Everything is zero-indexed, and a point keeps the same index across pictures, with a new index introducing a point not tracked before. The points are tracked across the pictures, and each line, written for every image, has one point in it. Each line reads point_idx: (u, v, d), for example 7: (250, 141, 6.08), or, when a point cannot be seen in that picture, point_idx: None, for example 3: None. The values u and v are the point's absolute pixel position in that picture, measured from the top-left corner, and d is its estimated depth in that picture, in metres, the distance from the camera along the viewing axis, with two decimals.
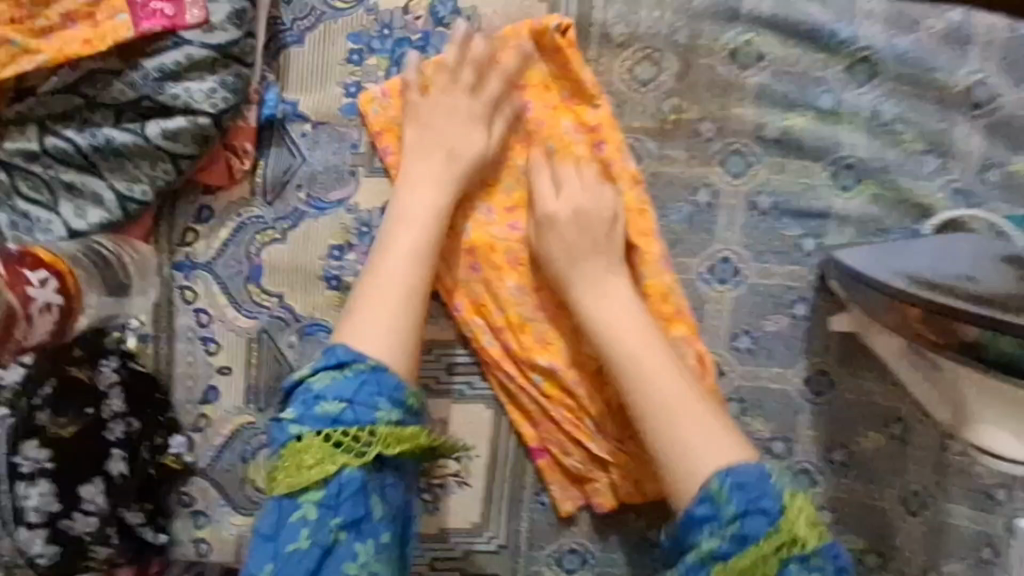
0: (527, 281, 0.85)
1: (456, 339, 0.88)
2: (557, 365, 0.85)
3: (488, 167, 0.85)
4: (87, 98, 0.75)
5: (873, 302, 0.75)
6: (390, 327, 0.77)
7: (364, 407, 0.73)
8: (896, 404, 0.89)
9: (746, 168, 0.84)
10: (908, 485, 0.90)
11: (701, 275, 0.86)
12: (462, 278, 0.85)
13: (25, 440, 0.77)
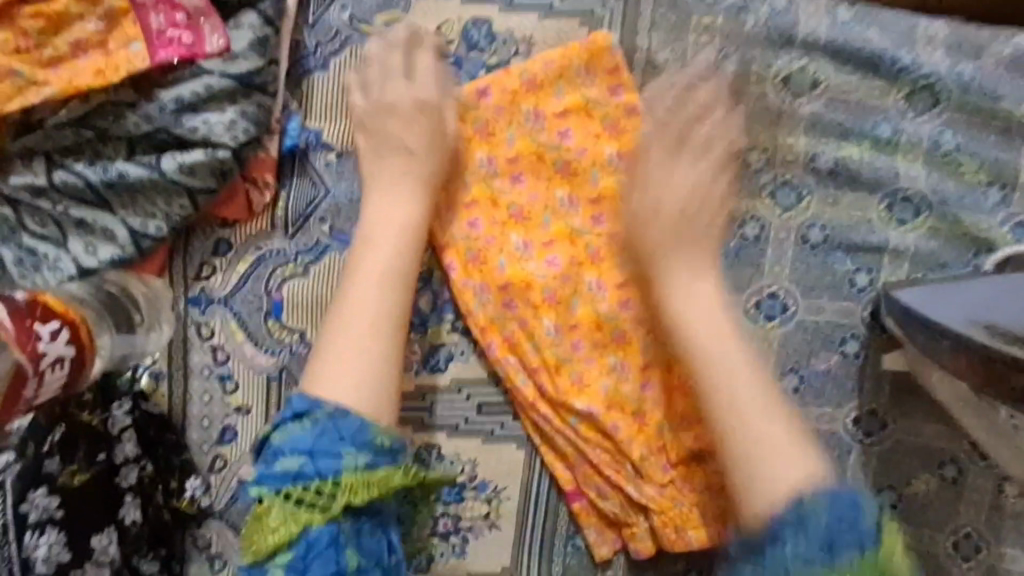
0: (564, 319, 0.82)
1: (487, 378, 0.83)
2: (595, 407, 0.81)
3: (527, 200, 0.82)
4: (99, 132, 0.71)
5: (944, 349, 0.69)
6: (361, 361, 0.70)
7: (323, 456, 0.65)
8: (950, 446, 0.84)
9: (797, 200, 0.79)
10: (961, 529, 0.86)
11: (747, 311, 0.81)
12: (495, 317, 0.81)
13: (34, 488, 0.73)
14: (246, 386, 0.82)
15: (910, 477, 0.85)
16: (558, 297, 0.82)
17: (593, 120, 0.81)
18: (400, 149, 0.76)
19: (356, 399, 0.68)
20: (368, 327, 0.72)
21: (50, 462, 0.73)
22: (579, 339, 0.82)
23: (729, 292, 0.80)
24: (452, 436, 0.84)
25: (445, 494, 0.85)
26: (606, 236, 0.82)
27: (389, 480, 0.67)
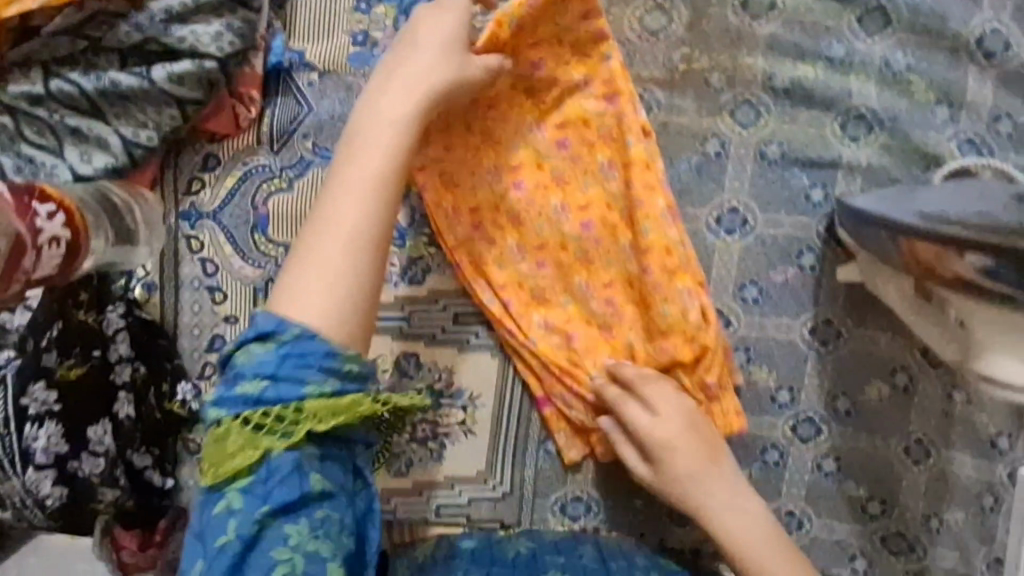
0: (526, 240, 0.85)
1: (456, 290, 0.88)
2: (553, 321, 0.86)
3: (493, 125, 0.83)
4: (93, 42, 0.75)
5: (879, 242, 0.72)
6: (337, 284, 0.59)
7: (291, 383, 0.56)
8: (901, 354, 0.89)
9: (755, 118, 0.84)
10: (910, 434, 0.92)
11: (708, 225, 0.86)
12: (463, 236, 0.86)
13: (33, 382, 0.78)
14: (235, 299, 0.87)
15: (862, 385, 0.90)
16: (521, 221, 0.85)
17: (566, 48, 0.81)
18: (403, 60, 0.66)
19: (330, 324, 0.58)
20: (342, 245, 0.60)
21: (48, 357, 0.78)
22: (544, 258, 0.85)
23: (690, 207, 0.85)
24: (430, 345, 0.89)
25: (423, 401, 0.91)
26: (570, 160, 0.84)
27: (364, 403, 0.58)
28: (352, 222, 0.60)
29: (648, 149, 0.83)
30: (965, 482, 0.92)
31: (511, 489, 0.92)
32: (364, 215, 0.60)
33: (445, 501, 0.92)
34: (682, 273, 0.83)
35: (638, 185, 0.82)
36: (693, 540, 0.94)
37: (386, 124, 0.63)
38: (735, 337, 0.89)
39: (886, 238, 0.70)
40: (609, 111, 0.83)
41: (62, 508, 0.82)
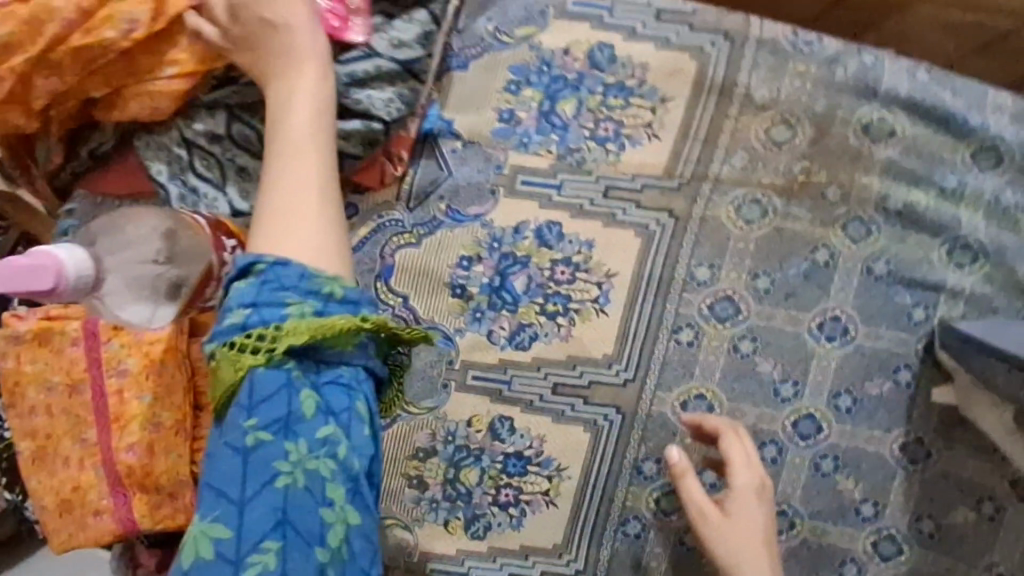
0: (133, 433, 0.76)
1: (151, 486, 0.76)
2: (106, 477, 0.77)
3: (65, 438, 0.77)
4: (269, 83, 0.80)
5: None
6: (310, 231, 0.72)
7: (270, 306, 0.65)
8: (989, 482, 0.89)
9: (866, 234, 0.88)
10: (994, 566, 0.89)
11: (811, 329, 0.89)
12: (128, 444, 0.76)
13: (128, 423, 0.76)
14: (132, 354, 0.77)
15: (950, 507, 0.90)
16: (117, 418, 0.76)
17: (88, 465, 0.77)
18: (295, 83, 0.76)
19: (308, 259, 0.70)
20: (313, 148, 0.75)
21: (126, 361, 0.77)
22: (130, 446, 0.76)
23: (794, 310, 0.89)
24: (526, 411, 0.91)
25: (510, 465, 0.91)
26: (61, 432, 0.77)
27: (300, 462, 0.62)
28: (299, 99, 0.76)
29: (74, 383, 0.77)
30: None
31: (584, 566, 0.92)
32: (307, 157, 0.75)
33: (518, 572, 0.91)
34: (82, 444, 0.77)
35: (74, 406, 0.77)
36: None
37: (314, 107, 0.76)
38: (826, 444, 0.90)
39: None
40: (74, 408, 0.77)
41: None
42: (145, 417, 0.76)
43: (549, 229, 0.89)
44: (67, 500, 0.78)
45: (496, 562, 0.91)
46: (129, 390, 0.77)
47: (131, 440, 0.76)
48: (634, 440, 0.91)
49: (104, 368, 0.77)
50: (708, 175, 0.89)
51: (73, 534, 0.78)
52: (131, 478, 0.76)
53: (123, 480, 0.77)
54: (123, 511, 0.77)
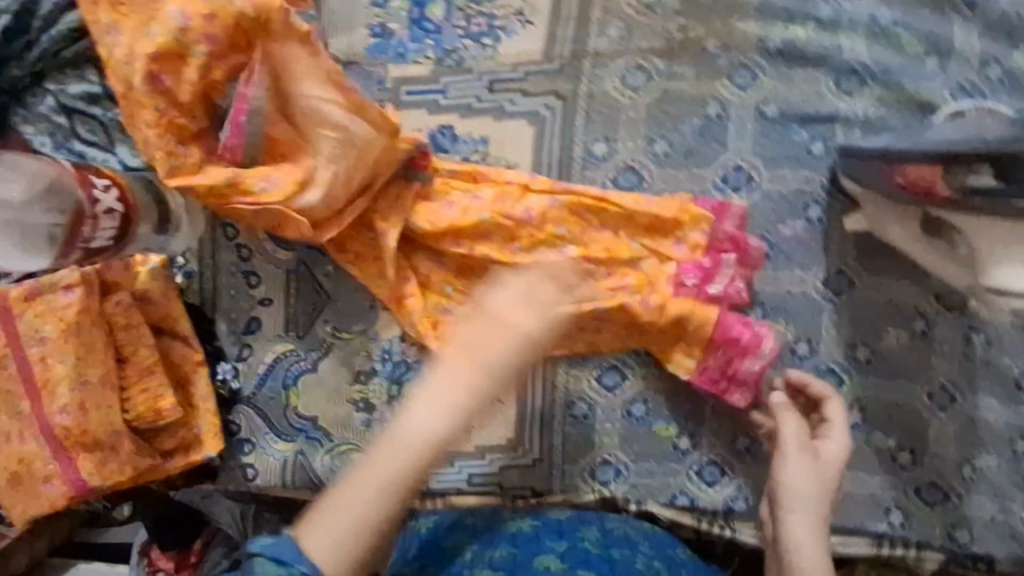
0: (64, 397, 0.78)
1: (92, 442, 0.79)
2: (47, 444, 0.79)
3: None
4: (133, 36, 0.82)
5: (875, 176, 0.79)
6: None
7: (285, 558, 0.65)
8: (916, 299, 0.91)
9: (753, 79, 0.88)
10: (935, 379, 0.92)
11: (716, 184, 0.89)
12: (61, 407, 0.78)
13: (57, 386, 0.78)
14: (47, 321, 0.78)
15: (882, 332, 0.91)
16: (45, 384, 0.78)
17: (28, 434, 0.79)
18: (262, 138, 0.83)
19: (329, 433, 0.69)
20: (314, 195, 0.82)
21: (43, 329, 0.78)
22: (63, 408, 0.78)
23: (696, 168, 0.89)
24: None
25: None
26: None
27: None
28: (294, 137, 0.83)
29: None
30: (996, 427, 0.91)
31: (540, 456, 0.94)
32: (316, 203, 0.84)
33: (477, 471, 0.95)
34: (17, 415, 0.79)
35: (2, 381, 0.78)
36: (723, 499, 0.94)
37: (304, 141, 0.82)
38: (752, 293, 0.91)
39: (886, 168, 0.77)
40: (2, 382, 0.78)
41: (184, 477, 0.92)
42: (72, 379, 0.78)
43: (441, 133, 0.89)
44: (16, 472, 0.80)
45: (456, 466, 0.95)
46: (50, 356, 0.78)
47: (64, 404, 0.78)
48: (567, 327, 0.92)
49: (24, 339, 0.78)
50: (587, 51, 0.89)
51: (28, 504, 0.80)
52: (71, 439, 0.78)
53: (64, 442, 0.79)
54: (71, 471, 0.79)
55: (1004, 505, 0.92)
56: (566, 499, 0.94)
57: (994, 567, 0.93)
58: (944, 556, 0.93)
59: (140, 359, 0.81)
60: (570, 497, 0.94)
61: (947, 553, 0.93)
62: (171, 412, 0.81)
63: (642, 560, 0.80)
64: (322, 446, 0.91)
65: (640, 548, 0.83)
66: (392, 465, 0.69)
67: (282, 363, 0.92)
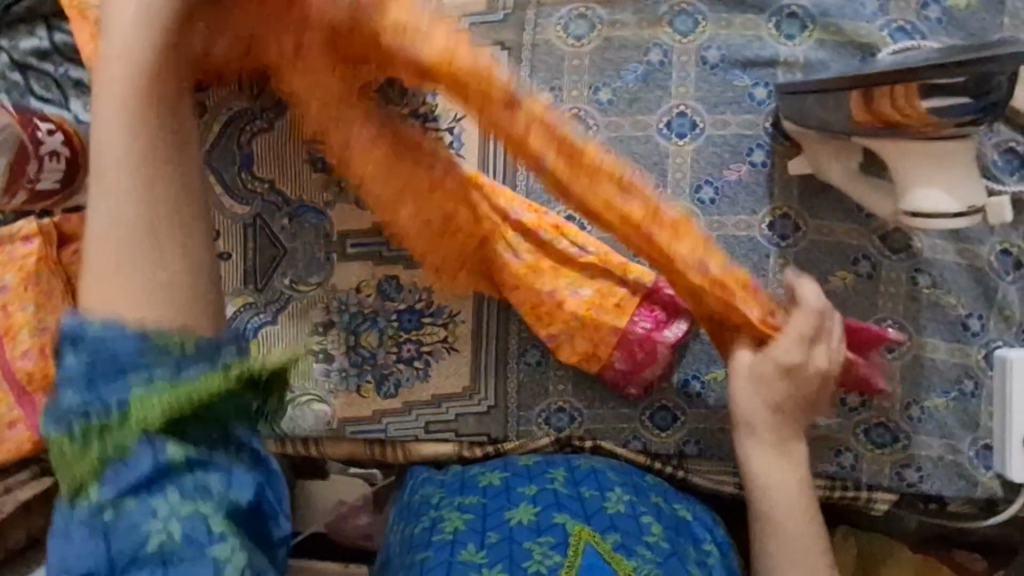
0: (28, 343, 0.81)
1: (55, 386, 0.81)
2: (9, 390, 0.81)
3: None
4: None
5: (810, 108, 0.79)
6: (148, 283, 0.48)
7: (109, 383, 0.46)
8: (862, 242, 0.92)
9: (694, 25, 0.90)
10: (881, 320, 0.93)
11: (660, 130, 0.91)
12: (24, 351, 0.81)
13: (18, 333, 0.81)
14: (8, 270, 0.81)
15: (828, 275, 0.92)
16: (8, 329, 0.81)
17: None
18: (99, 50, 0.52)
19: (142, 287, 0.48)
20: (130, 174, 0.49)
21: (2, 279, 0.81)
22: (25, 352, 0.80)
23: (641, 115, 0.91)
24: (409, 266, 0.95)
25: (405, 322, 0.96)
26: None
27: (198, 387, 0.48)
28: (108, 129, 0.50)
29: None
30: (942, 366, 0.93)
31: (495, 402, 0.96)
32: (122, 222, 0.49)
33: (433, 419, 0.96)
34: None
35: None
36: (676, 443, 0.95)
37: (104, 218, 0.49)
38: None
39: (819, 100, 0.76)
40: None
41: None
42: (35, 323, 0.81)
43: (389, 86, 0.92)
44: None
45: (413, 416, 0.96)
46: (11, 304, 0.81)
47: (28, 348, 0.80)
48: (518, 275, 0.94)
49: None
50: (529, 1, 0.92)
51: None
52: (35, 383, 0.81)
53: (27, 386, 0.81)
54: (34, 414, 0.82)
55: (952, 444, 0.93)
56: (521, 444, 0.96)
57: (947, 504, 0.95)
58: (893, 495, 0.95)
59: None
60: (525, 442, 0.96)
61: (899, 493, 0.95)
62: None
63: (609, 493, 0.84)
64: (284, 395, 0.96)
65: (607, 485, 0.85)
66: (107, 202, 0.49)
67: (242, 317, 0.95)
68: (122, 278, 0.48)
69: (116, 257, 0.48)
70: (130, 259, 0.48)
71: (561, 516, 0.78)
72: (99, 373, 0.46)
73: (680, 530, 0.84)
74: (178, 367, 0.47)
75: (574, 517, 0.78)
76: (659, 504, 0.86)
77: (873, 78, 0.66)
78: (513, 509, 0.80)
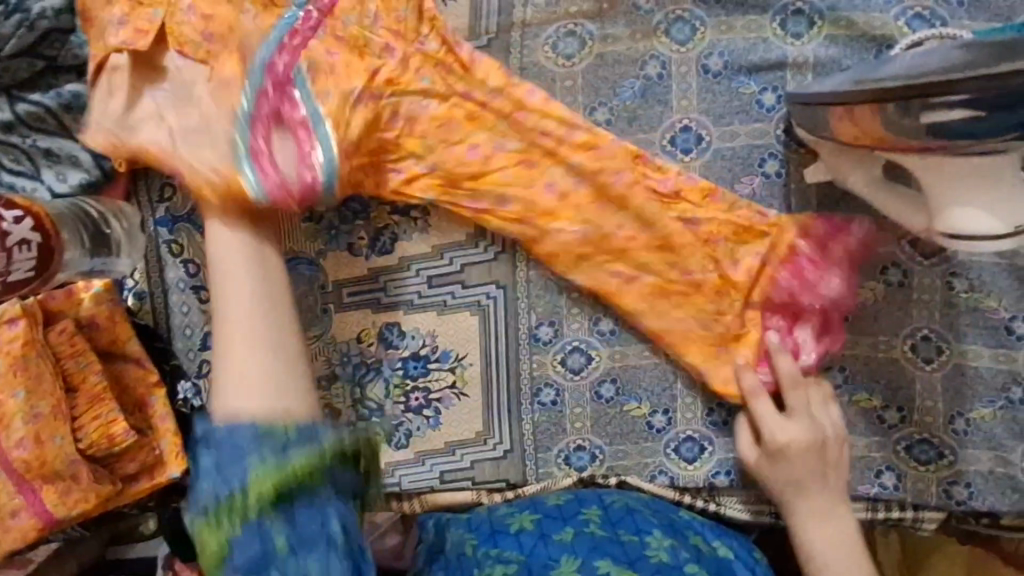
0: (21, 432, 0.77)
1: (53, 472, 0.78)
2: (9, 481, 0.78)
3: None
4: (50, 59, 0.82)
5: (822, 119, 0.73)
6: (259, 388, 0.70)
7: (235, 465, 0.60)
8: (890, 249, 0.86)
9: (692, 33, 0.84)
10: (915, 330, 0.87)
11: (664, 148, 0.85)
12: (18, 439, 0.77)
13: (10, 421, 0.77)
14: None
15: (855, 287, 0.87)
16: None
17: None
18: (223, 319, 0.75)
19: (262, 399, 0.69)
20: (245, 335, 0.73)
21: None
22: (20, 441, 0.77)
23: (642, 133, 0.85)
24: (410, 312, 0.91)
25: (411, 369, 0.91)
26: None
27: (293, 467, 0.60)
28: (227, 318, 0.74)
29: None
30: (986, 374, 0.86)
31: (511, 446, 0.92)
32: (255, 358, 0.72)
33: (449, 468, 0.92)
34: None
35: None
36: (704, 475, 0.90)
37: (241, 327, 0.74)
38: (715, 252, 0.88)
39: (833, 112, 0.70)
40: None
41: (159, 500, 0.91)
42: (27, 411, 0.77)
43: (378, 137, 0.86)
44: None
45: (426, 465, 0.92)
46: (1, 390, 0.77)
47: (22, 436, 0.77)
48: (524, 310, 0.90)
49: None
50: (514, 21, 0.87)
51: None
52: (34, 471, 0.78)
53: (27, 476, 0.78)
54: (35, 502, 0.79)
55: (1002, 456, 0.87)
56: (543, 487, 0.91)
57: (998, 518, 0.89)
58: (940, 513, 0.89)
59: (90, 385, 0.81)
60: (546, 485, 0.91)
61: (946, 511, 0.89)
62: (125, 437, 0.82)
63: (649, 538, 0.79)
64: None
65: (646, 529, 0.80)
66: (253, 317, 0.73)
67: None
68: (260, 379, 0.71)
69: (270, 386, 0.70)
70: (275, 374, 0.71)
71: (603, 562, 0.74)
72: (225, 462, 0.61)
73: (720, 571, 0.80)
74: (284, 449, 0.61)
75: (616, 563, 0.74)
76: (696, 545, 0.82)
77: (918, 89, 0.58)
78: (556, 567, 0.74)
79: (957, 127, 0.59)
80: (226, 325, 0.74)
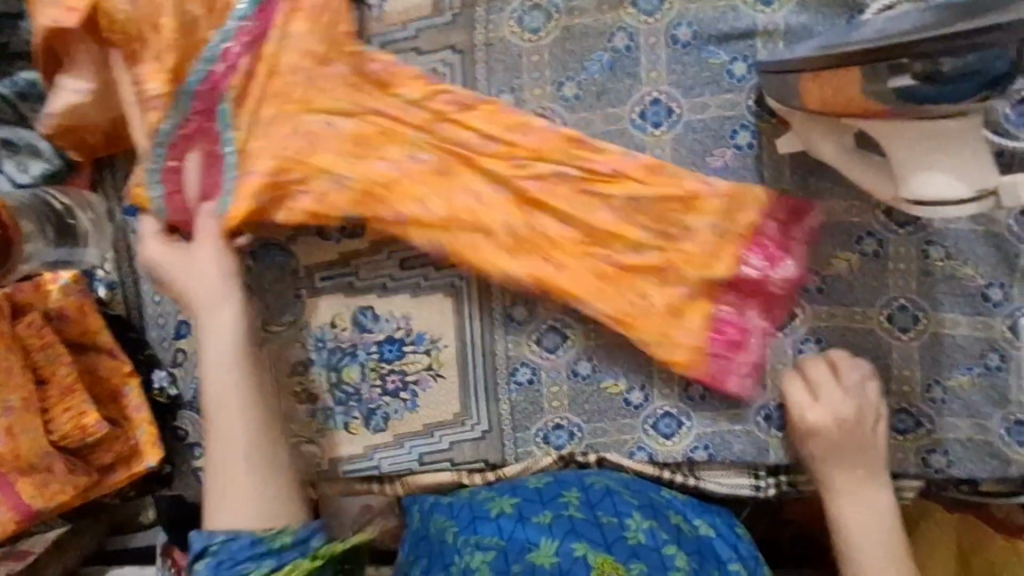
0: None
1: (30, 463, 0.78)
2: None
3: None
4: (2, 46, 0.85)
5: (786, 88, 0.72)
6: (245, 489, 0.77)
7: None
8: (866, 218, 0.85)
9: (658, 4, 0.83)
10: (891, 300, 0.86)
11: (633, 121, 0.84)
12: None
13: None
14: None
15: (830, 258, 0.86)
16: None
17: None
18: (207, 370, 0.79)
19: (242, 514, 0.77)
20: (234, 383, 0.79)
21: None
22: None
23: (611, 107, 0.84)
24: (383, 295, 0.90)
25: (386, 352, 0.91)
26: None
27: None
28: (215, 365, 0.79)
29: None
30: (963, 342, 0.86)
31: (489, 426, 0.91)
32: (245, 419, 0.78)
33: (427, 450, 0.92)
34: None
35: None
36: (683, 450, 0.90)
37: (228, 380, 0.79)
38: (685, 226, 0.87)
39: (796, 80, 0.69)
40: None
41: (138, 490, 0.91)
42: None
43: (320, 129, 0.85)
44: None
45: (404, 448, 0.92)
46: None
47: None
48: (497, 289, 0.89)
49: None
50: None
51: None
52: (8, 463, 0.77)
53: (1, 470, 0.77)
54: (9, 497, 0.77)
55: (980, 424, 0.87)
56: (523, 466, 0.91)
57: (978, 485, 0.89)
58: (919, 482, 0.89)
59: (62, 377, 0.81)
60: (526, 464, 0.91)
61: (924, 479, 0.89)
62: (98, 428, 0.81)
63: (628, 520, 0.80)
64: None
65: (625, 509, 0.81)
66: (224, 347, 0.79)
67: None
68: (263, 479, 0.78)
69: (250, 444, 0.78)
70: (251, 446, 0.78)
71: (580, 546, 0.76)
72: None
73: (701, 550, 0.81)
74: None
75: (594, 547, 0.76)
76: (676, 523, 0.83)
77: (884, 52, 0.57)
78: (534, 550, 0.76)
79: (914, 89, 0.59)
80: (216, 395, 0.78)
